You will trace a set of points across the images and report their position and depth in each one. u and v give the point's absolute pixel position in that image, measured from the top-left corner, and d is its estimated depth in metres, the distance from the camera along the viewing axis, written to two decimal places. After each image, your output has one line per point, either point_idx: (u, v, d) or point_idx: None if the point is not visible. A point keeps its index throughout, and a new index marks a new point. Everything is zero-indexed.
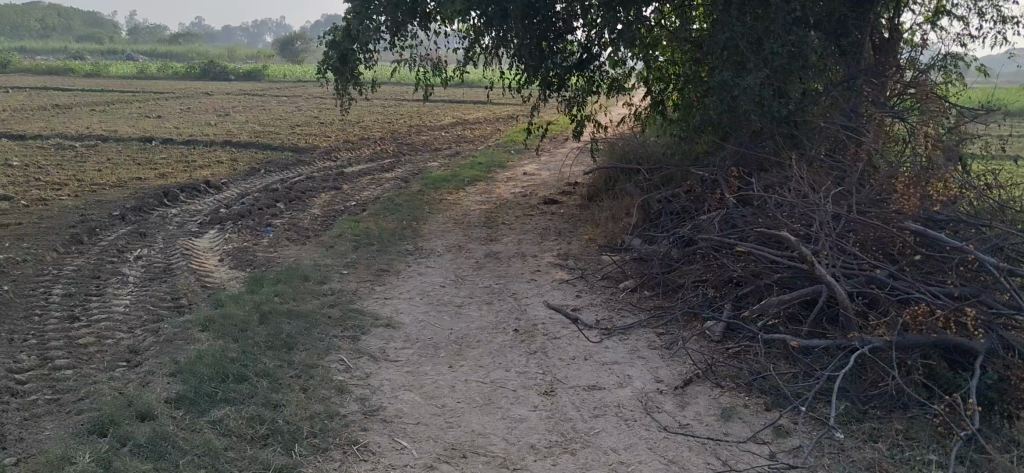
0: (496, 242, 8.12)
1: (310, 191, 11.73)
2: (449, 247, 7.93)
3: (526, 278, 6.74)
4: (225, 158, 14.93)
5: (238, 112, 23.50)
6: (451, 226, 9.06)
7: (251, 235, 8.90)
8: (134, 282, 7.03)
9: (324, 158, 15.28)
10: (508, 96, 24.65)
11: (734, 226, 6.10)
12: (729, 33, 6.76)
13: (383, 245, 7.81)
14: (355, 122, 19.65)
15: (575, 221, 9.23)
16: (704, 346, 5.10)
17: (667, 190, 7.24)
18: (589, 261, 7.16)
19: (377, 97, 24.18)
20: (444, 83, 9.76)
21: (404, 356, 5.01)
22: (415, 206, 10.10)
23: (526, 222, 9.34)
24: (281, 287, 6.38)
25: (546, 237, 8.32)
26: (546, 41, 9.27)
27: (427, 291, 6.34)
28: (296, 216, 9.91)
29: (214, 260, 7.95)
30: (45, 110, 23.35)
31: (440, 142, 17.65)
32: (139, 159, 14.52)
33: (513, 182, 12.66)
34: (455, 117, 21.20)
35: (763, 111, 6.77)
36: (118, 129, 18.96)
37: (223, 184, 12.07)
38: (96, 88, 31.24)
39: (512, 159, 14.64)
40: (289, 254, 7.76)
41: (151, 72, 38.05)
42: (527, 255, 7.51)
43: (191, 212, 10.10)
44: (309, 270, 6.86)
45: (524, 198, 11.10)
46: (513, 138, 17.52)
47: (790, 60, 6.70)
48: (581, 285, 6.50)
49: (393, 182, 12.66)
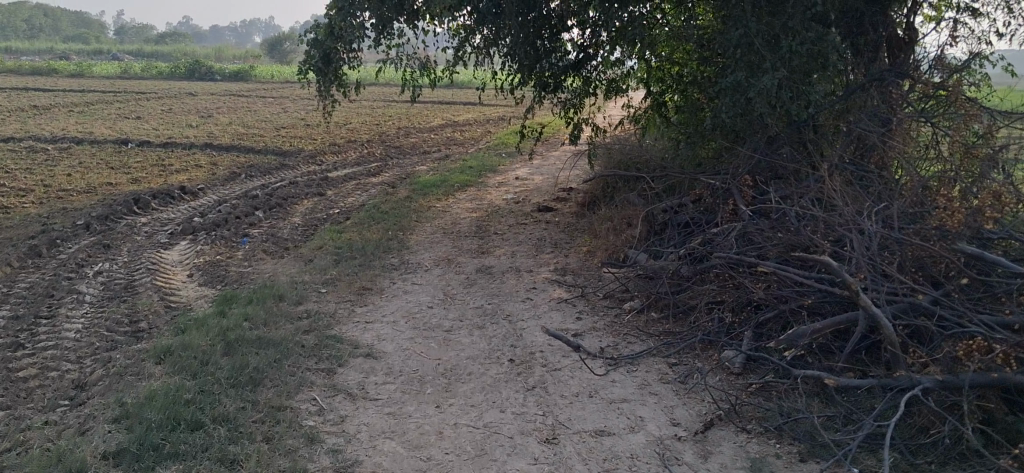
0: (488, 255, 7.55)
1: (292, 197, 11.14)
2: (437, 261, 7.35)
3: (521, 297, 6.17)
4: (204, 162, 14.32)
5: (221, 113, 22.90)
6: (440, 237, 8.48)
7: (225, 246, 8.31)
8: (91, 302, 6.44)
9: (309, 162, 14.68)
10: (500, 98, 24.14)
11: (751, 242, 5.54)
12: (744, 30, 6.17)
13: (366, 259, 7.23)
14: (341, 123, 19.05)
15: (572, 230, 8.67)
16: (724, 381, 4.55)
17: (674, 199, 6.68)
18: (589, 278, 6.59)
19: (365, 98, 23.63)
20: (433, 84, 9.17)
21: (385, 393, 4.43)
22: (402, 214, 9.52)
23: (520, 232, 8.78)
24: (251, 308, 5.79)
25: (542, 249, 7.75)
26: (541, 41, 8.72)
27: (413, 313, 5.76)
28: (274, 225, 9.32)
29: (183, 275, 7.37)
30: (23, 111, 22.72)
31: (428, 144, 17.10)
32: (113, 163, 13.91)
33: (506, 187, 12.10)
34: (445, 118, 20.65)
35: (781, 116, 6.19)
36: (95, 131, 18.35)
37: (200, 190, 11.47)
38: (79, 88, 30.61)
39: (504, 163, 14.10)
40: (264, 269, 7.16)
41: (136, 71, 37.33)
42: (522, 270, 6.94)
43: (162, 221, 9.50)
44: (283, 288, 6.27)
45: (517, 205, 10.53)
46: (505, 140, 16.96)
47: (810, 59, 6.13)
48: (581, 305, 5.93)
49: (379, 188, 12.09)
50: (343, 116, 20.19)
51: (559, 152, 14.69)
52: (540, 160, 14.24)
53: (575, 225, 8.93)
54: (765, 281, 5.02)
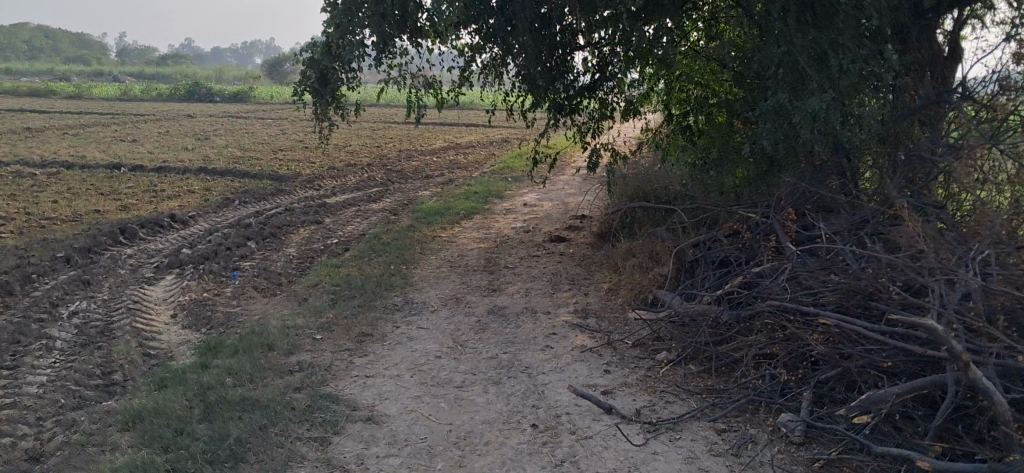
0: (500, 293, 6.90)
1: (288, 226, 10.50)
2: (445, 300, 6.70)
3: (540, 344, 5.52)
4: (198, 187, 13.68)
5: (218, 135, 22.30)
6: (447, 271, 7.84)
7: (214, 282, 7.66)
8: (61, 349, 5.78)
9: (307, 187, 14.06)
10: (503, 120, 23.59)
11: (802, 285, 4.91)
12: (787, 47, 5.58)
13: (366, 298, 6.58)
14: (341, 146, 18.45)
15: (588, 263, 8.11)
16: (785, 454, 3.90)
17: (707, 234, 6.05)
18: (614, 322, 5.94)
19: (365, 120, 23.06)
20: (439, 106, 8.55)
21: (389, 469, 3.78)
22: (405, 245, 8.89)
23: (532, 265, 8.20)
24: (237, 360, 5.14)
25: (558, 287, 7.11)
26: (554, 59, 8.10)
27: (420, 365, 5.11)
28: (268, 258, 8.68)
29: (167, 315, 6.71)
30: (14, 134, 22.11)
31: (431, 168, 16.49)
32: (102, 188, 13.28)
33: (514, 215, 11.49)
34: (448, 141, 20.07)
35: (829, 142, 5.57)
36: (87, 154, 17.72)
37: (190, 219, 10.83)
38: (74, 110, 30.07)
39: (511, 188, 13.49)
40: (254, 310, 6.51)
41: (135, 93, 36.76)
42: (539, 312, 6.29)
43: (148, 253, 8.85)
44: (275, 335, 5.62)
45: (527, 235, 9.89)
46: (510, 164, 16.37)
47: (861, 80, 5.54)
48: (608, 355, 5.29)
49: (380, 215, 11.47)
50: (342, 138, 19.60)
51: (568, 176, 14.09)
52: (547, 185, 13.63)
53: (591, 257, 8.37)
54: (824, 333, 4.43)
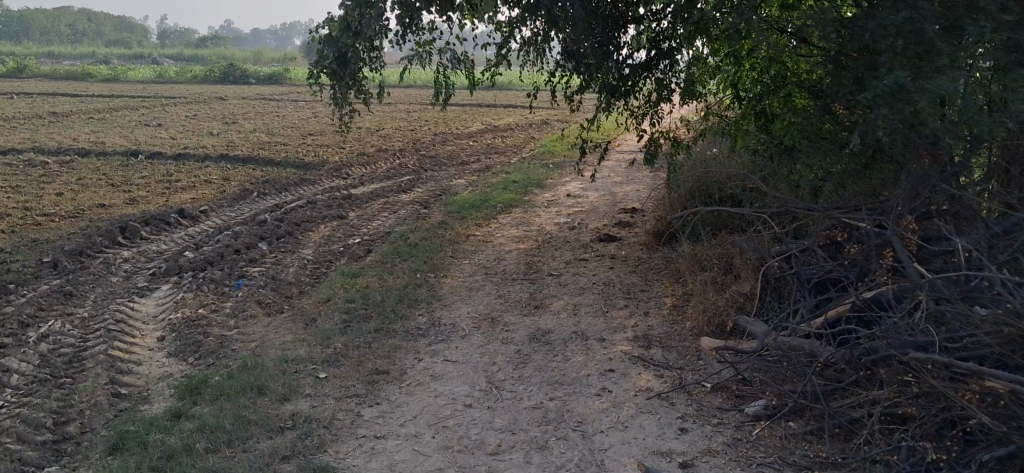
0: (543, 311, 5.82)
1: (308, 221, 9.51)
2: (478, 322, 5.62)
3: (595, 386, 4.45)
4: (216, 177, 12.72)
5: (248, 118, 21.42)
6: (481, 280, 6.78)
7: (214, 293, 6.66)
8: (16, 387, 4.81)
9: (333, 176, 13.06)
10: (543, 102, 22.51)
11: (940, 323, 3.78)
12: (909, 11, 4.39)
13: (385, 319, 5.53)
14: (372, 129, 17.47)
15: (645, 271, 7.02)
16: None
17: (801, 251, 4.95)
18: (684, 355, 4.83)
19: (400, 102, 22.08)
20: (472, 87, 7.43)
21: None
22: (435, 246, 7.86)
23: (580, 271, 7.12)
24: (217, 411, 4.14)
25: (612, 302, 6.02)
26: (606, 32, 6.91)
27: (444, 419, 4.07)
28: (280, 262, 7.67)
29: (153, 336, 5.72)
30: (39, 118, 21.42)
31: (467, 153, 15.47)
32: (114, 179, 12.39)
33: (556, 207, 10.40)
34: (485, 123, 19.03)
35: (961, 133, 4.40)
36: (107, 140, 16.90)
37: (202, 214, 9.87)
38: (105, 92, 29.42)
39: (551, 177, 12.43)
40: (253, 333, 5.50)
41: (169, 76, 36.05)
42: (591, 338, 5.19)
43: (149, 256, 7.88)
44: (269, 373, 4.60)
45: (572, 232, 8.79)
46: (551, 148, 15.29)
47: (1004, 54, 4.35)
48: (682, 403, 4.20)
49: (410, 208, 10.45)
50: (374, 121, 18.61)
51: (614, 162, 12.98)
52: (592, 173, 12.54)
53: (648, 262, 7.27)
54: (981, 394, 3.30)
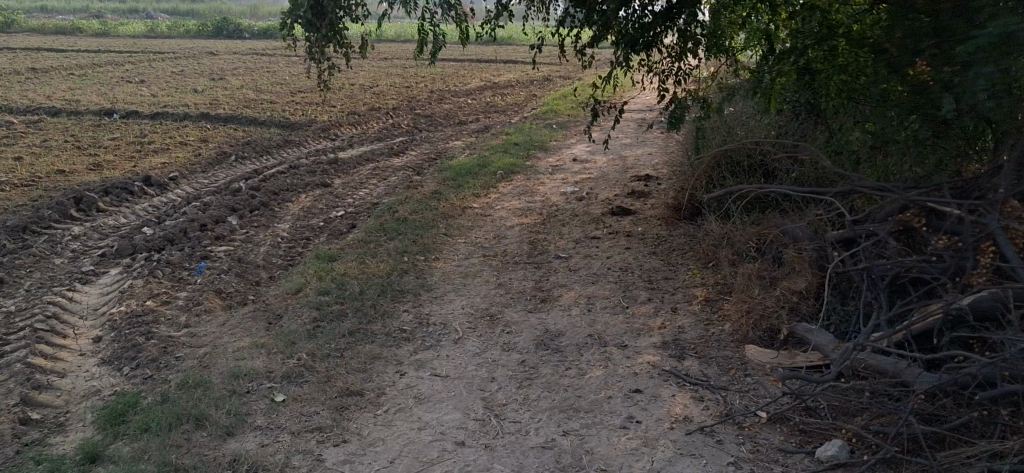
0: (551, 307, 4.90)
1: (287, 190, 8.56)
2: (474, 321, 4.71)
3: (619, 414, 3.56)
4: (193, 138, 11.74)
5: (236, 75, 20.33)
6: (479, 264, 5.86)
7: (169, 280, 5.74)
8: None
9: (320, 137, 12.09)
10: (545, 58, 21.42)
11: None
12: None
13: (362, 318, 4.61)
14: (365, 86, 16.43)
15: (667, 253, 6.10)
16: None
17: (871, 243, 4.04)
18: (727, 370, 3.92)
19: (396, 58, 20.98)
20: (466, 40, 6.38)
21: None
22: (427, 221, 6.92)
23: (592, 252, 6.19)
24: (141, 453, 3.26)
25: (632, 294, 5.11)
26: None
27: (430, 465, 3.19)
28: (250, 240, 6.73)
29: (87, 336, 4.83)
30: (17, 74, 20.36)
31: (465, 112, 14.46)
32: (83, 141, 11.40)
33: (562, 174, 9.46)
34: (484, 79, 17.99)
35: None
36: (83, 98, 15.86)
37: (170, 181, 8.91)
38: (91, 48, 28.26)
39: (555, 140, 11.46)
40: (203, 334, 4.59)
41: (161, 30, 34.72)
42: (611, 344, 4.28)
43: (102, 233, 6.95)
44: (213, 395, 3.71)
45: (580, 204, 7.84)
46: (554, 107, 14.31)
47: None
48: (733, 442, 3.32)
49: (401, 174, 9.49)
50: (367, 77, 17.57)
51: (623, 123, 12.03)
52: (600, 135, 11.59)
53: (670, 243, 6.35)
54: None
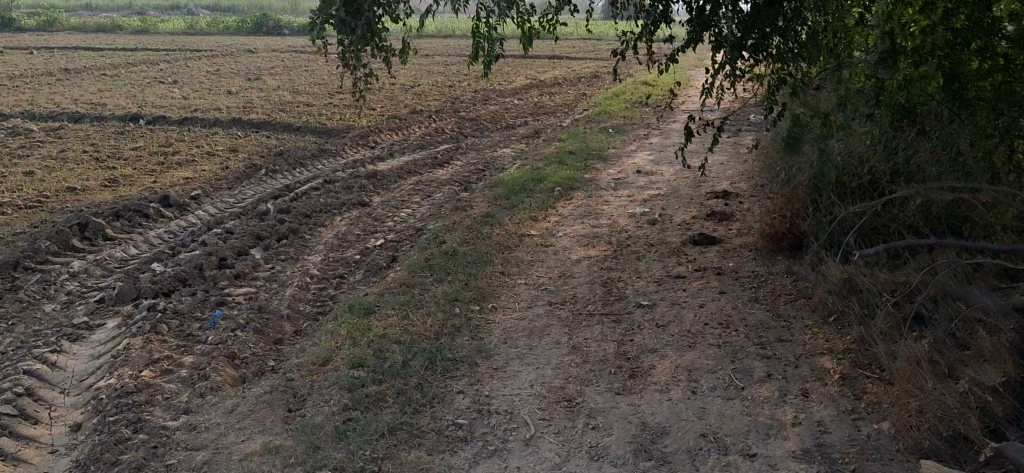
0: (644, 385, 3.88)
1: (320, 212, 7.60)
2: (549, 406, 3.71)
3: None
4: (222, 148, 10.83)
5: (271, 74, 19.45)
6: (545, 316, 4.85)
7: (177, 335, 4.82)
8: None
9: (357, 144, 11.13)
10: (591, 54, 20.30)
11: None
12: None
13: (408, 405, 3.64)
14: (405, 86, 15.45)
15: (771, 298, 5.05)
16: None
17: None
18: None
19: (436, 54, 19.98)
20: (528, 41, 5.26)
21: None
22: (478, 254, 5.92)
23: (679, 297, 5.14)
24: None
25: (744, 364, 4.08)
26: None
27: None
28: (275, 278, 5.79)
29: (65, 421, 3.88)
30: (46, 76, 19.62)
31: (512, 114, 13.43)
32: (104, 151, 10.53)
33: (628, 189, 8.40)
34: (529, 77, 16.92)
35: None
36: (110, 102, 15.03)
37: (191, 200, 7.99)
38: (126, 46, 27.58)
39: (613, 148, 10.40)
40: (209, 423, 3.65)
41: (199, 27, 33.93)
42: (734, 452, 3.28)
43: (106, 268, 6.03)
44: None
45: (655, 230, 6.80)
46: (606, 107, 13.18)
47: None
48: None
49: (446, 190, 8.49)
50: (407, 77, 16.55)
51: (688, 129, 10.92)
52: (663, 142, 10.51)
53: (771, 283, 5.30)
54: None
